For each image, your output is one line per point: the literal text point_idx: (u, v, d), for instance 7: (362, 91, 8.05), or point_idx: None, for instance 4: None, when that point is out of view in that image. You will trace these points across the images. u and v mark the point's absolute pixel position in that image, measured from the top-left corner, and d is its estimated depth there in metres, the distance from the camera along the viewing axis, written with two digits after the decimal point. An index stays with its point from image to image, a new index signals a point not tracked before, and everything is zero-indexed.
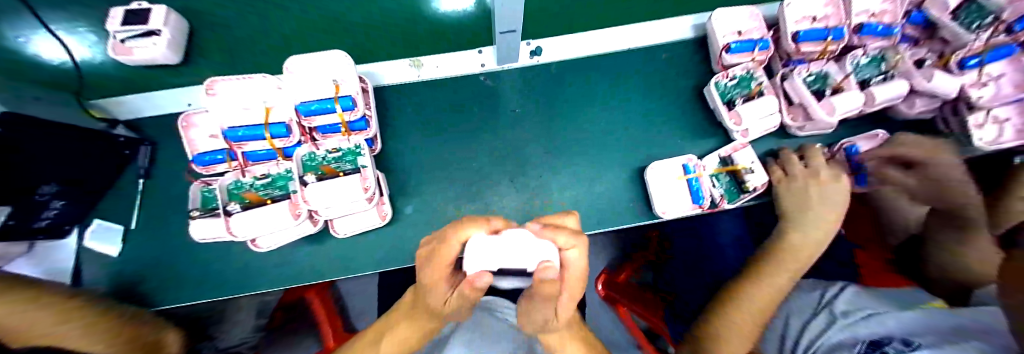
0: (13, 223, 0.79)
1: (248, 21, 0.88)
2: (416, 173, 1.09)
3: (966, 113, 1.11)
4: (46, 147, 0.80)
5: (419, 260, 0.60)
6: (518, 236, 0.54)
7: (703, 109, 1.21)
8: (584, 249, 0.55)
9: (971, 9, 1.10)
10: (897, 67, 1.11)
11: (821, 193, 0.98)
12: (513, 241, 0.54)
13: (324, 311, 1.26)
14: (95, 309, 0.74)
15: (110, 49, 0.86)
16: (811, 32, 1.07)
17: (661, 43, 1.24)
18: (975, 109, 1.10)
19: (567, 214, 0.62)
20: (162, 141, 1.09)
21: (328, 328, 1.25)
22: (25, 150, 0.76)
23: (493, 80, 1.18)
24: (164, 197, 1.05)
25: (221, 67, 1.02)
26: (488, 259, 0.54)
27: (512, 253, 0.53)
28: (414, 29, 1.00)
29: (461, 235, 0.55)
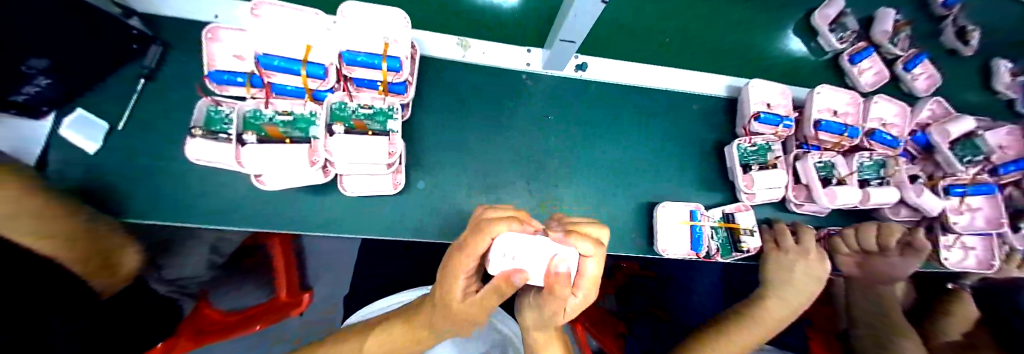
0: None
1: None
2: (432, 149, 1.07)
3: (939, 232, 1.26)
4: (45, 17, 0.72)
5: (449, 247, 0.55)
6: (536, 241, 0.51)
7: (719, 165, 1.26)
8: (602, 260, 0.53)
9: (966, 145, 1.26)
10: (893, 176, 1.21)
11: (806, 267, 1.02)
12: (537, 244, 0.51)
13: (284, 259, 1.03)
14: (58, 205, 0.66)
15: None
16: (830, 124, 1.15)
17: (693, 93, 1.29)
18: (949, 231, 1.24)
19: (593, 225, 0.62)
20: (174, 46, 1.00)
21: (285, 284, 1.04)
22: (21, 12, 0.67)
23: (534, 81, 1.18)
24: (163, 104, 0.97)
25: None
26: (518, 258, 0.51)
27: (530, 256, 0.51)
28: (447, 12, 1.01)
29: (491, 232, 0.49)
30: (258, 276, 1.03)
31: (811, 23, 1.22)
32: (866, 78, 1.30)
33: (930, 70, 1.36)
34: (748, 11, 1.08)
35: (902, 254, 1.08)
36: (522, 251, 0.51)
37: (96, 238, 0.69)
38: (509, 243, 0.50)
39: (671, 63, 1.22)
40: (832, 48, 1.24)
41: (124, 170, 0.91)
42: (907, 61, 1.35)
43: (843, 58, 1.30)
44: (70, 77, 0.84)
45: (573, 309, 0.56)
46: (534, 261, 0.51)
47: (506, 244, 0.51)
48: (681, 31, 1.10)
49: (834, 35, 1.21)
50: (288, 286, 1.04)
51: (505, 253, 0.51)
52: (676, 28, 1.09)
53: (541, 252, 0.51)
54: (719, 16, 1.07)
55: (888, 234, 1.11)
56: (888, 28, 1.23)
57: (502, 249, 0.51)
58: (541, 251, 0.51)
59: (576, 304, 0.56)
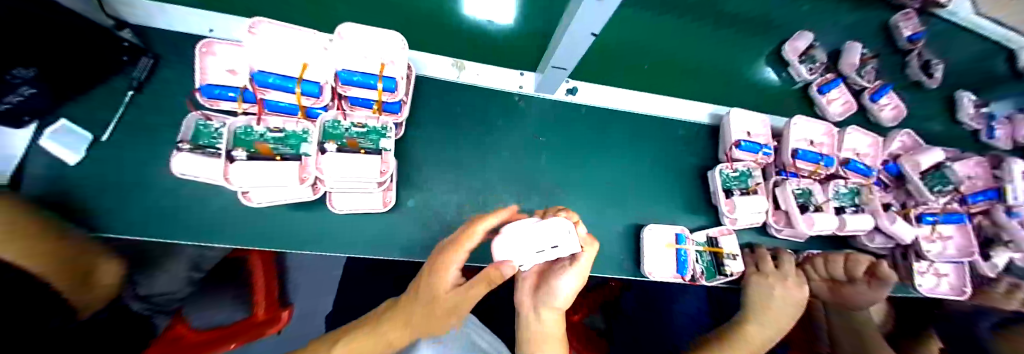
0: None
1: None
2: (424, 165, 1.08)
3: (914, 259, 1.31)
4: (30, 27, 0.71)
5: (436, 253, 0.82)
6: (557, 222, 0.76)
7: (703, 190, 1.30)
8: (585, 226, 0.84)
9: (935, 176, 1.33)
10: (868, 203, 1.27)
11: (784, 291, 1.05)
12: (552, 222, 0.76)
13: (264, 283, 1.15)
14: (47, 226, 0.68)
15: None
16: (807, 153, 1.21)
17: (680, 119, 1.34)
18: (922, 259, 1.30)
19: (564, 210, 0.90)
20: (166, 58, 1.00)
21: (264, 301, 1.14)
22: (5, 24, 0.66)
23: (527, 103, 1.21)
24: (151, 117, 0.96)
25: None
26: (540, 235, 0.75)
27: (549, 229, 0.75)
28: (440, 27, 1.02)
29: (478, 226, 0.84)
30: (233, 290, 1.13)
31: (780, 55, 1.27)
32: (834, 108, 1.38)
33: (896, 100, 1.45)
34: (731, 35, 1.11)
35: (869, 284, 1.10)
36: (544, 230, 0.75)
37: (84, 256, 0.71)
38: (533, 225, 0.77)
39: (677, 61, 1.16)
40: (801, 77, 1.30)
41: (100, 182, 0.88)
42: (874, 91, 1.43)
43: (813, 89, 1.37)
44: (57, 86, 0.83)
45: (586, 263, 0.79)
46: (549, 235, 0.75)
47: (539, 227, 0.76)
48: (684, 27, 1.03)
49: (803, 66, 1.26)
50: (265, 305, 1.14)
51: (543, 236, 0.75)
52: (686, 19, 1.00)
53: (551, 227, 0.76)
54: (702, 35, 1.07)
55: (855, 264, 1.14)
56: (855, 60, 1.32)
57: (529, 230, 0.77)
58: (553, 228, 0.76)
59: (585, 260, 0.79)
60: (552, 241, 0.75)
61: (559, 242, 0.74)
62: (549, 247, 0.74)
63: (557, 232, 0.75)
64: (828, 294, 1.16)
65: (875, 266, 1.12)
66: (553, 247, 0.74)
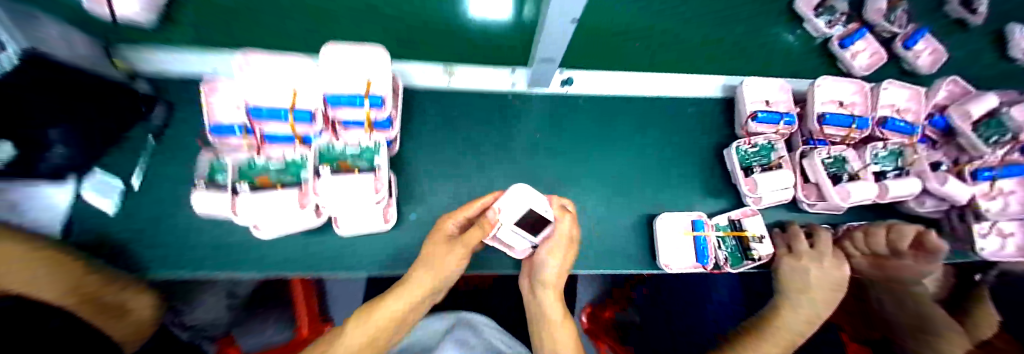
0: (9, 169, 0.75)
1: (218, 24, 0.93)
2: (421, 176, 1.08)
3: (972, 221, 1.15)
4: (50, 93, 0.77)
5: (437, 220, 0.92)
6: (522, 188, 0.82)
7: (719, 169, 1.21)
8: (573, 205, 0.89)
9: (991, 124, 1.14)
10: (912, 165, 1.13)
11: (822, 275, 0.93)
12: (519, 188, 0.82)
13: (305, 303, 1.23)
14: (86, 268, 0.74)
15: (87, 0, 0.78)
16: (837, 116, 1.09)
17: (687, 97, 1.27)
18: (982, 219, 1.14)
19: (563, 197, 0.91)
20: (179, 104, 1.08)
21: (306, 320, 1.21)
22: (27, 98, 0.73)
23: (522, 101, 1.19)
24: (174, 160, 1.05)
25: (202, 25, 0.93)
26: (510, 201, 0.82)
27: (521, 197, 0.82)
28: (430, 28, 0.95)
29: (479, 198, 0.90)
30: (276, 311, 1.23)
31: (796, 12, 1.10)
32: (860, 62, 1.24)
33: (934, 43, 1.29)
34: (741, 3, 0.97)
35: (915, 259, 0.97)
36: (519, 196, 0.82)
37: (111, 291, 0.75)
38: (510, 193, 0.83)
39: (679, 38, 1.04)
40: (820, 33, 1.15)
41: (138, 225, 0.98)
42: (907, 38, 1.28)
43: (834, 43, 1.21)
44: (93, 145, 0.92)
45: (568, 233, 0.81)
46: (520, 205, 0.82)
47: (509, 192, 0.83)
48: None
49: (820, 20, 1.09)
50: (308, 324, 1.21)
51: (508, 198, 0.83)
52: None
53: (528, 197, 0.82)
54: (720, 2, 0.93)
55: (899, 237, 0.99)
56: (882, 5, 1.18)
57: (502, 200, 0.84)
58: (526, 198, 0.82)
59: (566, 230, 0.81)
60: (515, 208, 0.82)
61: (524, 209, 0.82)
62: (516, 214, 0.82)
63: (525, 200, 0.82)
64: (874, 271, 1.02)
65: (923, 234, 0.97)
66: (517, 214, 0.82)
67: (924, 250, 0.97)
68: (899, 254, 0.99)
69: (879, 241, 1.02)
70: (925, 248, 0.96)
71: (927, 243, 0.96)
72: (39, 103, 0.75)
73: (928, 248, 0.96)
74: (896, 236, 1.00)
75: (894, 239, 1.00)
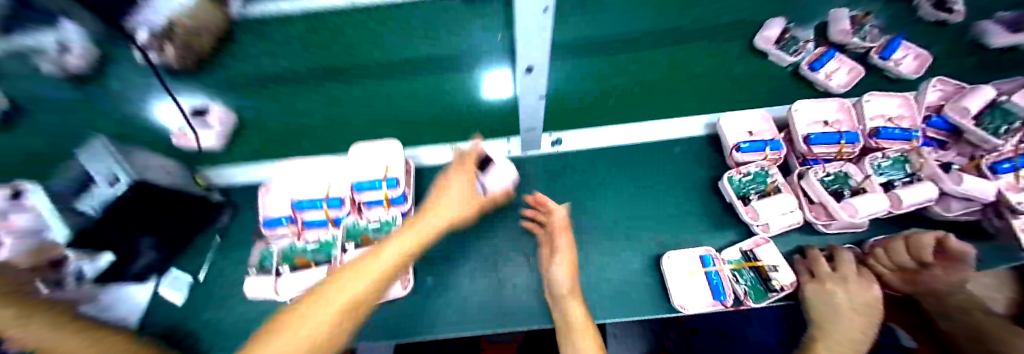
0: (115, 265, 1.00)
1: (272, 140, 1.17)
2: (434, 242, 1.20)
3: (1010, 217, 1.05)
4: (141, 213, 1.04)
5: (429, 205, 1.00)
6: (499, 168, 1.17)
7: (719, 202, 1.23)
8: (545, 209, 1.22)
9: (995, 114, 1.15)
10: (923, 169, 1.14)
11: (850, 299, 0.90)
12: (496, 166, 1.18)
13: None
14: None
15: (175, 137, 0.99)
16: (821, 136, 1.13)
17: (671, 138, 1.36)
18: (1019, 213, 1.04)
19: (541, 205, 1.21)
20: (241, 206, 1.32)
21: None
22: (122, 217, 1.01)
23: (519, 165, 1.34)
24: (233, 253, 1.25)
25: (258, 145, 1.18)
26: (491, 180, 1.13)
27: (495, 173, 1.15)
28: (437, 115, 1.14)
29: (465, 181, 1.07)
30: None
31: (755, 47, 1.02)
32: (838, 79, 1.19)
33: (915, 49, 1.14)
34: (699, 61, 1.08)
35: (944, 267, 0.93)
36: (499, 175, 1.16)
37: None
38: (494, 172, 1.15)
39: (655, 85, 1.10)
40: (785, 62, 1.08)
41: (199, 314, 1.13)
42: (883, 49, 1.14)
43: (804, 68, 1.16)
44: (172, 246, 1.14)
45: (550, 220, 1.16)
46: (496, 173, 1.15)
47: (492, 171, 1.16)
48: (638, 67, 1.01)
49: (783, 51, 1.04)
50: None
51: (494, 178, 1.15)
52: (637, 64, 1.00)
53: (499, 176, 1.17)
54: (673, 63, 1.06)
55: (919, 247, 0.94)
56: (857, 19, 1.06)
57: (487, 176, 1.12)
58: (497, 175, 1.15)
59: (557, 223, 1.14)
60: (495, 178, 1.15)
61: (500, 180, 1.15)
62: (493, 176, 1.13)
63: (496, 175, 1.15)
64: (909, 287, 0.97)
65: (942, 240, 0.93)
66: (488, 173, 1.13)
67: (949, 255, 0.93)
68: (928, 266, 0.94)
69: (901, 257, 0.97)
70: (947, 251, 0.93)
71: (947, 247, 0.92)
72: (126, 219, 1.02)
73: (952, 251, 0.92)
74: (914, 247, 0.95)
75: (915, 251, 0.95)
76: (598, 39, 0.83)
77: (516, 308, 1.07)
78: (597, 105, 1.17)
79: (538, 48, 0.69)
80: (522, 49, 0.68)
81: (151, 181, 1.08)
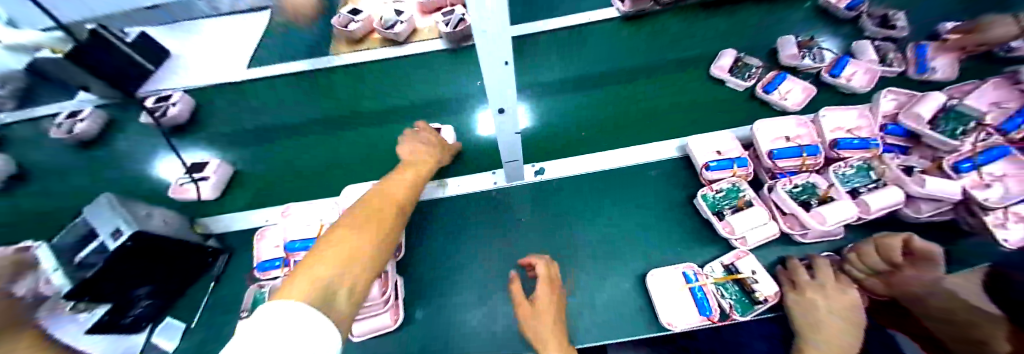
0: (108, 319, 1.00)
1: (303, 180, 1.51)
2: (424, 276, 1.22)
3: (981, 214, 1.09)
4: (136, 265, 1.00)
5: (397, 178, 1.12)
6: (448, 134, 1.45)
7: (699, 219, 1.27)
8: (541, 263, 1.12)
9: (951, 116, 1.27)
10: (886, 175, 1.19)
11: (827, 303, 0.93)
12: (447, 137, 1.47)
13: None
14: None
15: (173, 190, 1.44)
16: (783, 150, 1.24)
17: (648, 161, 1.43)
18: (990, 210, 1.09)
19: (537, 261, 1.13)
20: (237, 251, 1.37)
21: None
22: (115, 268, 0.94)
23: (504, 194, 1.40)
24: (225, 300, 1.26)
25: (287, 196, 1.47)
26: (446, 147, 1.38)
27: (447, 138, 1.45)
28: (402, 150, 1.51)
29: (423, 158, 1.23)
30: None
31: (716, 77, 1.59)
32: (793, 97, 1.48)
33: (863, 66, 1.50)
34: (630, 87, 1.62)
35: (916, 268, 0.96)
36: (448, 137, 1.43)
37: None
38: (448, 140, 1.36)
39: (641, 110, 1.54)
40: (742, 86, 1.54)
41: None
42: (830, 68, 1.53)
43: (760, 91, 1.51)
44: (168, 291, 1.17)
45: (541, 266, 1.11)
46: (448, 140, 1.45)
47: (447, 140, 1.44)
48: (625, 97, 1.59)
49: (735, 77, 1.54)
50: None
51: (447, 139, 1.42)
52: (622, 93, 1.60)
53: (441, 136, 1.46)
54: (611, 88, 1.63)
55: (889, 249, 0.98)
56: (789, 51, 1.57)
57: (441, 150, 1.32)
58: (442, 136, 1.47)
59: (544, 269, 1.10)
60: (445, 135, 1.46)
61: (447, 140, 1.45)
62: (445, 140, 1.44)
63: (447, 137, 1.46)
64: (887, 289, 1.01)
65: (910, 239, 0.98)
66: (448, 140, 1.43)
67: (920, 255, 0.96)
68: (901, 267, 0.97)
69: (873, 258, 1.00)
70: (916, 250, 0.97)
71: (915, 246, 0.97)
72: (123, 270, 0.97)
73: (921, 250, 0.96)
74: (884, 249, 0.99)
75: (889, 251, 0.98)
76: (569, 78, 1.68)
77: (508, 337, 1.06)
78: (586, 138, 1.50)
79: (506, 92, 0.79)
80: (492, 93, 0.79)
81: (150, 231, 1.00)
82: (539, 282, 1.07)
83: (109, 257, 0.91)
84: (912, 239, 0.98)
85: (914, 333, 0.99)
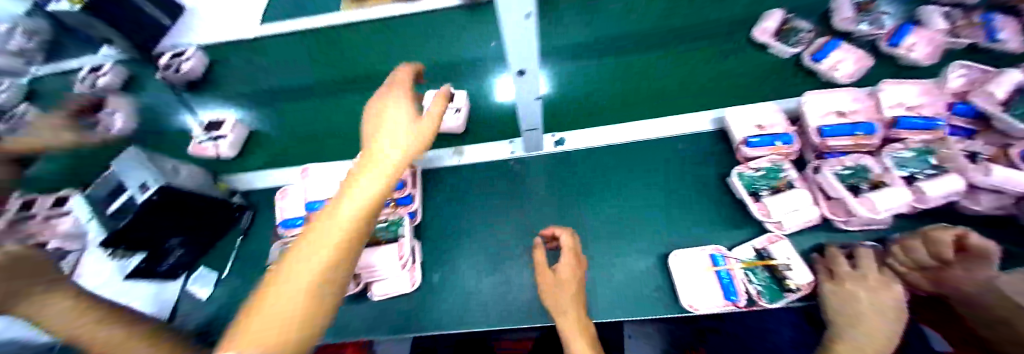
0: (143, 266, 1.07)
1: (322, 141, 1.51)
2: (441, 242, 1.22)
3: None
4: (168, 218, 1.05)
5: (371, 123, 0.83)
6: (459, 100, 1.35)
7: (730, 199, 1.20)
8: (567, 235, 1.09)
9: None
10: (949, 160, 1.05)
11: (870, 297, 0.86)
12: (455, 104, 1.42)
13: None
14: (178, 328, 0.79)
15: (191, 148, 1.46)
16: (836, 127, 1.12)
17: (678, 135, 1.34)
18: None
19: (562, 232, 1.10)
20: (260, 208, 1.40)
21: None
22: (145, 219, 0.99)
23: (521, 164, 1.36)
24: (252, 255, 1.30)
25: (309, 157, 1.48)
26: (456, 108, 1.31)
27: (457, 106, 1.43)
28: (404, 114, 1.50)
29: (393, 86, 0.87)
30: None
31: (754, 41, 1.49)
32: (844, 69, 1.35)
33: (928, 37, 1.37)
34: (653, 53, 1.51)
35: (965, 268, 0.86)
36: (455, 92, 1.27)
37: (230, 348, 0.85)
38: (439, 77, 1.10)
39: (651, 87, 1.44)
40: (784, 53, 1.45)
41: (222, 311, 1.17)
42: (890, 37, 1.41)
43: (806, 59, 1.39)
44: (200, 244, 1.22)
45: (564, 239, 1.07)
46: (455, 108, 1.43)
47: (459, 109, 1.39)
48: (637, 72, 1.48)
49: (780, 44, 1.43)
50: None
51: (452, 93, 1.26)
52: (635, 67, 1.49)
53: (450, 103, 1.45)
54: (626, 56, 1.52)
55: (938, 243, 0.89)
56: (847, 15, 1.47)
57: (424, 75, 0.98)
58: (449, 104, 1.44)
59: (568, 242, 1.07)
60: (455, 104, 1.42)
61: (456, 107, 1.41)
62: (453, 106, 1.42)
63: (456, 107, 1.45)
64: (932, 286, 0.92)
65: (964, 235, 0.88)
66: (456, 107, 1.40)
67: (975, 254, 0.86)
68: (947, 263, 0.88)
69: (917, 251, 0.93)
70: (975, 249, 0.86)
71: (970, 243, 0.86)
72: (154, 222, 1.02)
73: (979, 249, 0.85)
74: (931, 244, 0.91)
75: (934, 247, 0.90)
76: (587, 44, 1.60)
77: (525, 305, 1.06)
78: (598, 109, 1.43)
79: (529, 50, 0.71)
80: (512, 52, 0.71)
81: (177, 187, 1.05)
82: (562, 252, 1.05)
83: (138, 210, 0.97)
84: (967, 234, 0.88)
85: (959, 335, 0.92)
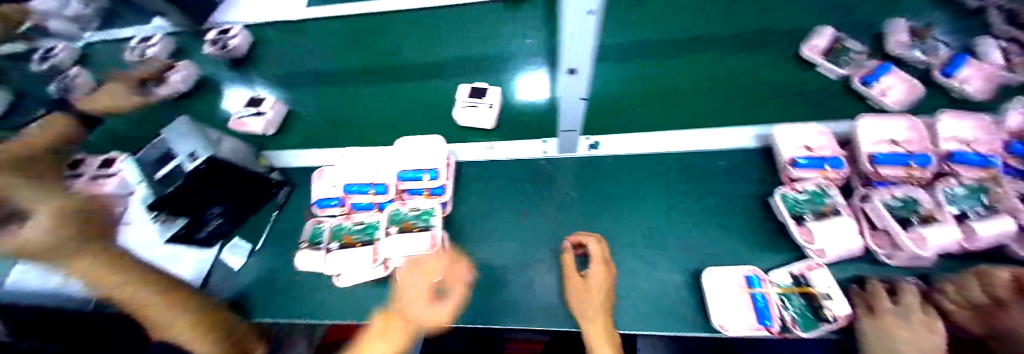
0: (182, 232, 1.10)
1: (349, 126, 1.54)
2: (466, 236, 1.22)
3: None
4: (215, 187, 1.10)
5: None
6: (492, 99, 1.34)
7: (769, 220, 1.15)
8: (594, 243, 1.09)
9: None
10: (1001, 202, 0.97)
11: (914, 335, 0.80)
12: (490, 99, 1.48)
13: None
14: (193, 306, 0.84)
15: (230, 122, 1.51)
16: (889, 156, 1.07)
17: (716, 149, 1.30)
18: None
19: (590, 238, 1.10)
20: (297, 186, 1.42)
21: None
22: (194, 185, 1.03)
23: (551, 164, 1.34)
24: (278, 231, 1.33)
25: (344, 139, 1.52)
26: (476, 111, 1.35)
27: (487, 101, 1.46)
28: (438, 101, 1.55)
29: None
30: None
31: (802, 57, 1.47)
32: (893, 94, 1.29)
33: (983, 70, 1.28)
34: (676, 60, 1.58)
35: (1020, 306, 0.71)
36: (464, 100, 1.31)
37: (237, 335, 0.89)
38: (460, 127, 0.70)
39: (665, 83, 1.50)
40: (835, 72, 1.39)
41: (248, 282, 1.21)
42: (945, 67, 1.32)
43: (856, 81, 1.35)
44: (236, 216, 1.26)
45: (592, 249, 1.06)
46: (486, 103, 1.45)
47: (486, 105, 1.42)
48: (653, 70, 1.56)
49: (828, 63, 1.40)
50: None
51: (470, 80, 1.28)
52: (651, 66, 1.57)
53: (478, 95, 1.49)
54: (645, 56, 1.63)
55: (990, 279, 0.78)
56: (901, 38, 1.45)
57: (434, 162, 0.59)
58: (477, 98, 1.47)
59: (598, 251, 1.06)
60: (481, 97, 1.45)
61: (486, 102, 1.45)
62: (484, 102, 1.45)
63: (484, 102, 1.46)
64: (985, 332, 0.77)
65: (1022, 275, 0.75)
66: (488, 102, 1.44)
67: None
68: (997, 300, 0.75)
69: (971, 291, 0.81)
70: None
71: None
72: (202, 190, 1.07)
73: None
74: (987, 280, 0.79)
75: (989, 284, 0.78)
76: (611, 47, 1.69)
77: (545, 309, 1.03)
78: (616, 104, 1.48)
79: (581, 50, 0.70)
80: (567, 50, 0.71)
81: (223, 158, 1.09)
82: (590, 260, 1.04)
83: (188, 177, 1.02)
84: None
85: None
